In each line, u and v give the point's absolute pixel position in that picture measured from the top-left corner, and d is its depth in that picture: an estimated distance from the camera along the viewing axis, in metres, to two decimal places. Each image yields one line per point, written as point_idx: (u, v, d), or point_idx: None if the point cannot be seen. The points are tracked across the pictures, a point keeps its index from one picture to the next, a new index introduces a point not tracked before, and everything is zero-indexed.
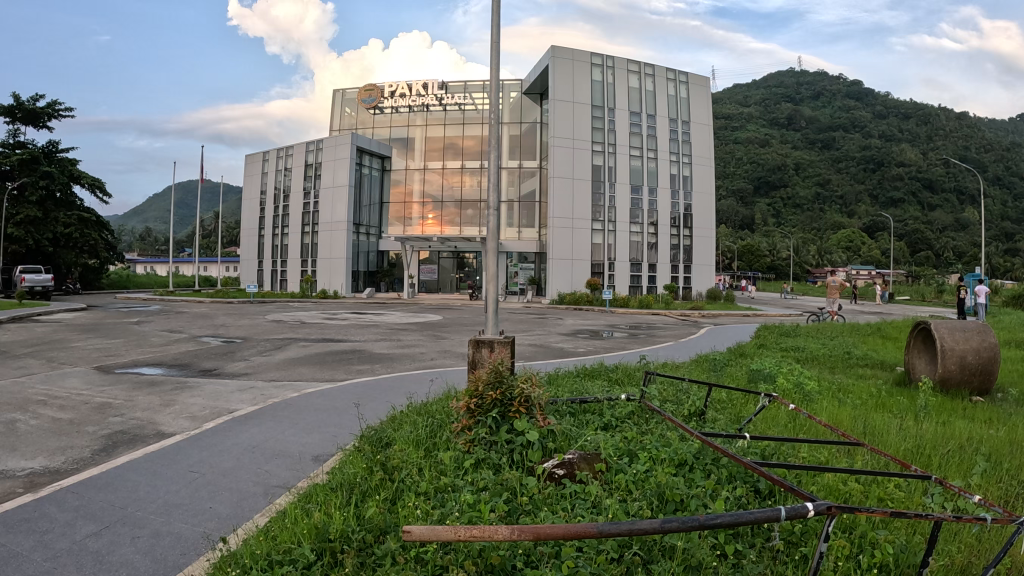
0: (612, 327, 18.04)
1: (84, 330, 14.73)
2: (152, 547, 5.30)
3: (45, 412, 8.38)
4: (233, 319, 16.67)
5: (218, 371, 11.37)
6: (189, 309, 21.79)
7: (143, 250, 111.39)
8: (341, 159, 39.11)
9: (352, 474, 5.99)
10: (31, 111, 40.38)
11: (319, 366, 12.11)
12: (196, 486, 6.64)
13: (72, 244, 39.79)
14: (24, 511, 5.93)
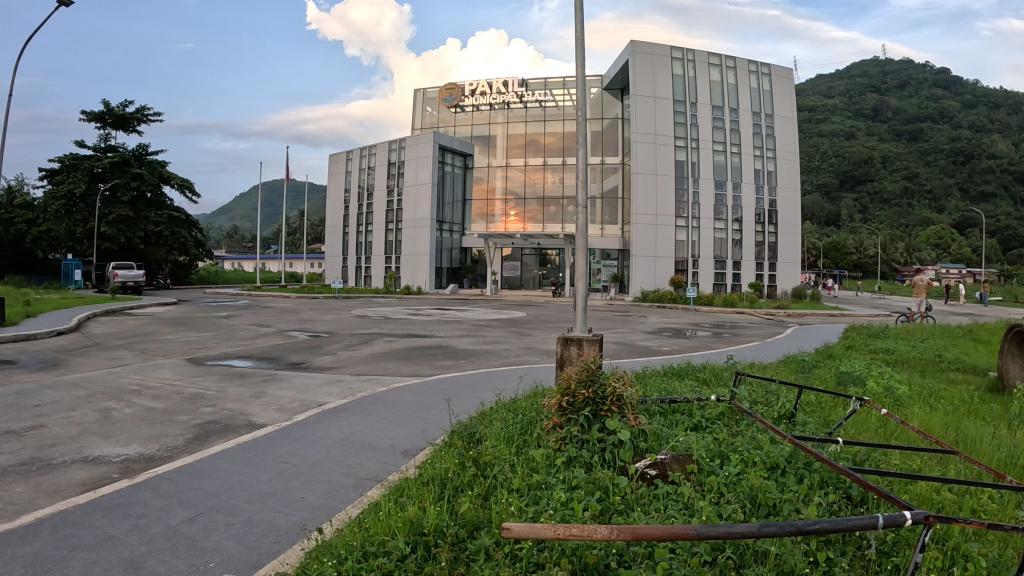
0: (696, 325, 17.65)
1: (176, 323, 15.40)
2: (245, 535, 5.50)
3: (139, 401, 8.78)
4: (319, 314, 17.15)
5: (305, 365, 11.72)
6: (274, 304, 22.52)
7: (231, 246, 115.72)
8: (424, 157, 39.72)
9: (444, 470, 6.05)
10: (121, 117, 42.26)
11: (405, 361, 12.30)
12: (287, 476, 6.86)
13: (162, 242, 41.83)
14: (122, 495, 6.23)
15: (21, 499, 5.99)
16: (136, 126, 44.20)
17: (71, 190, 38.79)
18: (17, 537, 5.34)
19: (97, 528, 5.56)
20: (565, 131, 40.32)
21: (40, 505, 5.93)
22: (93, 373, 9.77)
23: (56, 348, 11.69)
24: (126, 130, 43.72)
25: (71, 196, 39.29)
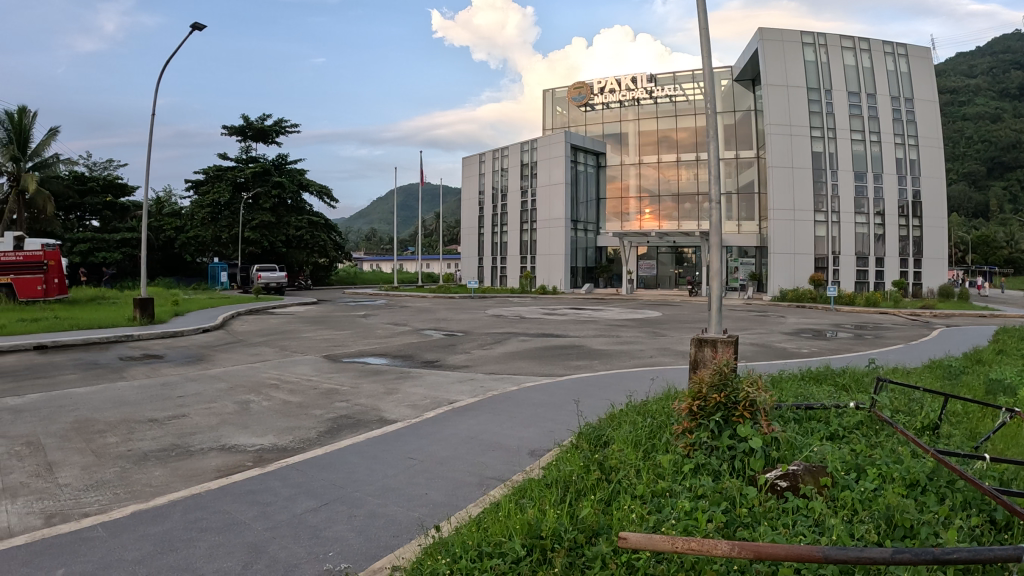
0: (834, 326, 16.70)
1: (316, 322, 16.34)
2: (367, 526, 5.10)
3: (276, 395, 9.33)
4: (455, 313, 17.52)
5: (440, 363, 12.02)
6: (410, 305, 23.21)
7: (368, 246, 120.13)
8: (556, 156, 39.38)
9: (568, 469, 5.75)
10: (261, 130, 44.25)
11: (538, 360, 12.16)
12: (413, 472, 6.53)
13: (303, 245, 43.38)
14: (251, 482, 6.04)
15: (157, 481, 5.82)
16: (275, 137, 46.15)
17: (217, 200, 41.47)
18: (151, 514, 5.12)
19: (225, 512, 5.28)
20: (697, 126, 39.04)
21: (175, 486, 5.77)
22: (234, 369, 10.43)
23: (204, 344, 12.62)
24: (267, 141, 45.47)
25: (216, 206, 41.89)
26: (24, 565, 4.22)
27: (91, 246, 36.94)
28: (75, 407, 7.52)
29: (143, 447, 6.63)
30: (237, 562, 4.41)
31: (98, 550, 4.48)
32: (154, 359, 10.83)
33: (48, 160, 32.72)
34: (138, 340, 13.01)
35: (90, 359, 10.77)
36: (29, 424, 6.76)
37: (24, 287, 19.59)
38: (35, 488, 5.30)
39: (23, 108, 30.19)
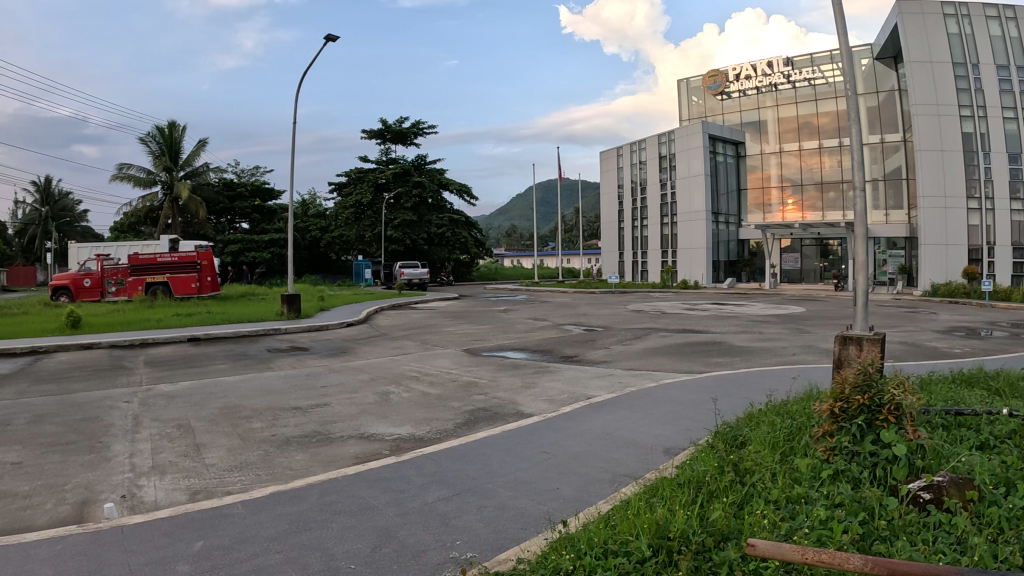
0: (996, 324, 15.35)
1: (457, 316, 16.81)
2: (500, 522, 4.36)
3: (415, 387, 9.66)
4: (595, 309, 17.44)
5: (578, 357, 11.95)
6: (550, 300, 23.22)
7: (510, 239, 120.88)
8: (694, 148, 35.38)
9: (702, 472, 4.96)
10: (399, 132, 45.13)
11: (677, 356, 11.69)
12: (545, 466, 5.81)
13: (444, 242, 43.97)
14: (385, 471, 5.56)
15: (296, 466, 5.54)
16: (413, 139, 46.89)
17: (359, 201, 42.38)
18: (287, 496, 4.67)
19: (358, 497, 4.77)
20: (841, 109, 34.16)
21: (312, 472, 5.41)
22: (376, 361, 10.98)
23: (349, 338, 13.38)
24: (406, 144, 46.26)
25: (359, 206, 42.87)
26: (166, 535, 3.81)
27: (241, 247, 39.39)
28: (225, 395, 8.17)
29: (289, 434, 6.76)
30: (366, 544, 3.85)
31: (236, 525, 4.02)
32: (301, 351, 11.62)
33: (197, 169, 34.43)
34: (284, 332, 14.05)
35: (241, 351, 11.70)
36: (184, 408, 7.37)
37: (180, 285, 21.53)
38: (181, 466, 5.24)
39: (171, 120, 32.42)
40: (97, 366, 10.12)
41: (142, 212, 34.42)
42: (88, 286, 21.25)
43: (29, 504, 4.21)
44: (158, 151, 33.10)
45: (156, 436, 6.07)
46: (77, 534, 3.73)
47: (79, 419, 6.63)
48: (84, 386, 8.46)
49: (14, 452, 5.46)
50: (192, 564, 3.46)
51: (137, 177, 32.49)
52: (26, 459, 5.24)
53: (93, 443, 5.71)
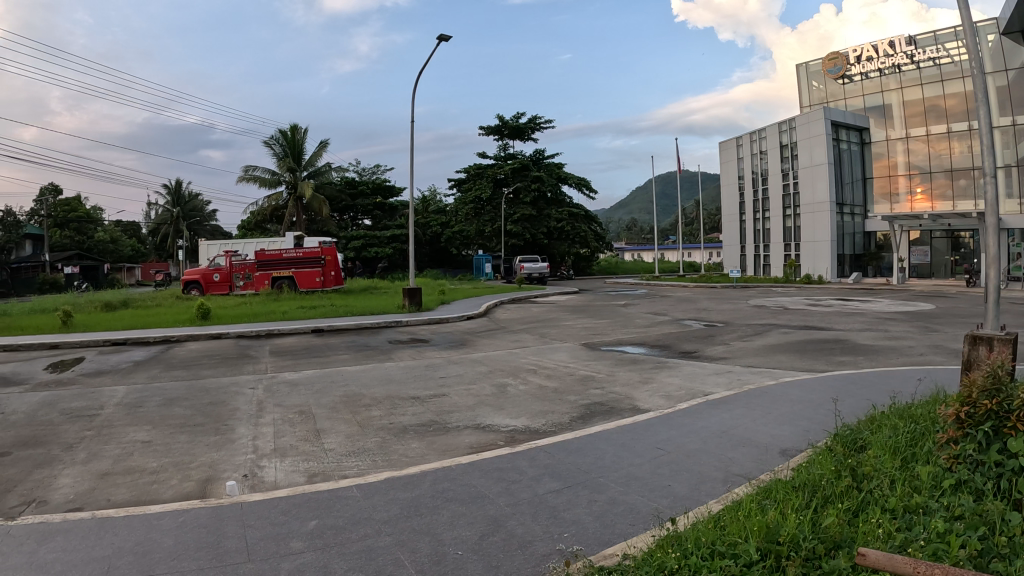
0: None
1: (576, 311, 16.79)
2: (621, 525, 3.48)
3: (532, 379, 9.33)
4: (715, 304, 17.07)
5: (697, 353, 11.37)
6: (672, 295, 22.79)
7: (632, 232, 119.13)
8: (816, 135, 33.49)
9: (817, 476, 3.92)
10: (516, 128, 45.36)
11: (800, 353, 11.15)
12: (660, 462, 4.52)
13: (564, 236, 44.31)
14: (497, 461, 4.63)
15: (412, 454, 5.14)
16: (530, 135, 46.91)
17: (478, 196, 43.05)
18: (401, 482, 4.21)
19: (466, 485, 4.14)
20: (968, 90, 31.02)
21: (428, 460, 4.91)
22: (495, 355, 11.01)
23: (469, 331, 13.67)
24: (524, 139, 46.47)
25: (479, 202, 43.48)
26: (284, 514, 3.72)
27: (364, 242, 40.94)
28: (347, 384, 8.46)
29: (403, 424, 6.25)
30: (475, 532, 3.43)
31: (352, 507, 3.81)
32: (422, 343, 11.98)
33: (320, 169, 35.95)
34: (405, 324, 14.56)
35: (363, 342, 12.15)
36: (308, 395, 7.68)
37: (304, 279, 22.50)
38: (301, 450, 5.30)
39: (293, 123, 34.03)
40: (226, 355, 10.82)
41: (268, 210, 36.18)
42: (217, 281, 22.99)
43: (158, 479, 4.60)
44: (280, 153, 34.70)
45: (278, 421, 6.31)
46: (199, 509, 3.84)
47: (207, 403, 7.15)
48: (213, 372, 9.14)
49: (148, 431, 5.98)
50: (306, 541, 3.35)
51: (263, 178, 34.27)
52: (156, 438, 5.71)
53: (219, 426, 6.13)
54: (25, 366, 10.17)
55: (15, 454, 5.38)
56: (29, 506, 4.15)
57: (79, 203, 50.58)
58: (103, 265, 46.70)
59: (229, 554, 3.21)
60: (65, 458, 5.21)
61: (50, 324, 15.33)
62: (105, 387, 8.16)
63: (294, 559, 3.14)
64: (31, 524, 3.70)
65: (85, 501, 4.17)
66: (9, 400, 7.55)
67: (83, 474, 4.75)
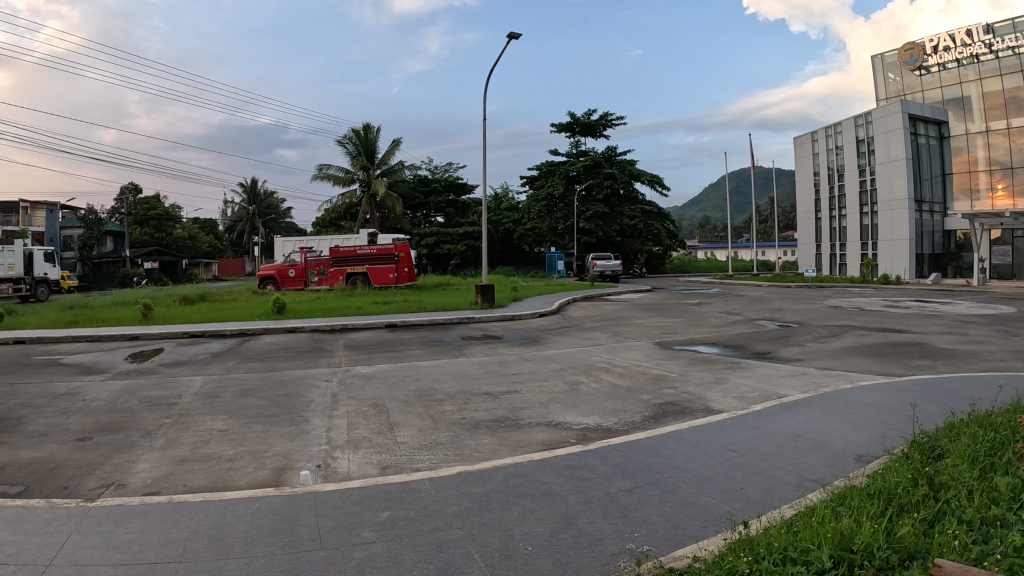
0: None
1: (648, 309, 16.59)
2: (692, 527, 3.41)
3: (606, 377, 8.29)
4: (789, 304, 16.67)
5: (772, 354, 10.41)
6: (747, 293, 22.32)
7: (703, 232, 116.55)
8: (893, 129, 32.43)
9: (893, 483, 3.77)
10: (587, 125, 45.07)
11: (879, 354, 10.72)
12: (732, 465, 4.42)
13: (637, 234, 43.16)
14: (568, 458, 4.60)
15: (483, 448, 5.10)
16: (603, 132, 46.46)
17: (551, 194, 42.93)
18: (473, 476, 4.22)
19: (535, 481, 4.12)
20: None
21: (500, 455, 4.89)
22: (567, 351, 10.88)
23: (542, 327, 13.64)
24: (596, 137, 46.12)
25: (551, 198, 43.50)
26: (355, 504, 3.77)
27: (437, 239, 41.54)
28: (420, 377, 8.43)
29: (476, 417, 6.22)
30: (544, 528, 3.41)
31: (423, 500, 3.83)
32: (494, 340, 12.00)
33: (392, 167, 36.24)
34: (477, 321, 14.61)
35: (435, 338, 12.22)
36: (380, 388, 7.74)
37: (378, 276, 22.87)
38: (374, 442, 5.34)
39: (366, 123, 34.53)
40: (301, 348, 11.04)
41: (342, 208, 36.91)
42: (292, 275, 23.51)
43: (234, 466, 4.71)
44: (354, 151, 35.39)
45: (351, 414, 6.38)
46: (273, 497, 3.91)
47: (282, 394, 7.30)
48: (288, 365, 9.33)
49: (225, 420, 6.13)
50: (377, 532, 3.38)
51: (336, 176, 34.95)
52: (232, 427, 5.85)
53: (294, 417, 6.25)
54: (108, 356, 10.57)
55: (97, 439, 5.58)
56: (108, 488, 4.30)
57: (157, 201, 52.29)
58: (182, 261, 47.55)
59: (302, 541, 3.26)
60: (145, 444, 5.38)
61: (133, 316, 15.90)
62: (184, 377, 8.43)
63: (365, 549, 3.18)
64: (112, 506, 3.83)
65: (162, 485, 4.30)
66: (92, 387, 7.84)
67: (161, 459, 4.91)
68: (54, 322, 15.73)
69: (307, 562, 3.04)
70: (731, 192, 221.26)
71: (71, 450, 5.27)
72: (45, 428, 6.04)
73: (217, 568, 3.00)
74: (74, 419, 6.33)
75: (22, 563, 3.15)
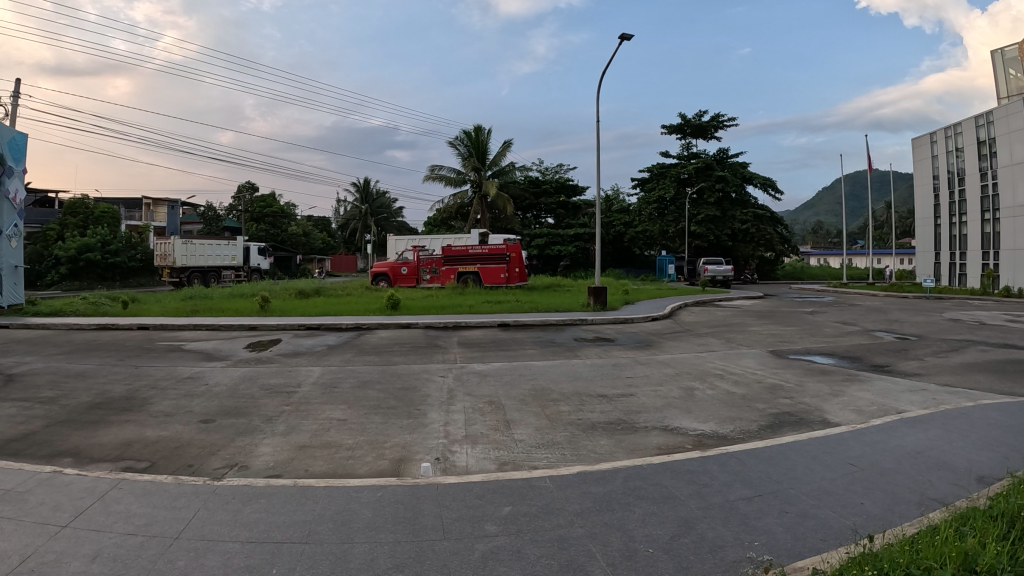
0: None
1: (761, 317, 16.17)
2: (814, 539, 3.32)
3: (720, 385, 8.10)
4: (908, 316, 15.91)
5: (891, 367, 9.97)
6: (861, 303, 21.49)
7: (815, 240, 111.97)
8: (1016, 130, 30.50)
9: (1019, 504, 3.56)
10: (698, 127, 44.21)
11: (1006, 370, 10.06)
12: (852, 480, 4.27)
13: (749, 238, 41.58)
14: (686, 464, 4.55)
15: (601, 450, 5.09)
16: (713, 134, 45.54)
17: (662, 196, 42.70)
18: (592, 476, 4.24)
19: (653, 485, 4.10)
20: None
21: (619, 457, 4.88)
22: (679, 355, 10.69)
23: (653, 332, 13.50)
24: (707, 138, 45.22)
25: (662, 201, 43.32)
26: (477, 497, 3.84)
27: (548, 240, 41.52)
28: (534, 376, 8.49)
29: (592, 417, 6.23)
30: (664, 532, 3.40)
31: (544, 497, 3.87)
32: (606, 342, 11.96)
33: (504, 168, 36.50)
34: (590, 323, 14.63)
35: (548, 339, 12.30)
36: (496, 386, 7.80)
37: (489, 276, 23.00)
38: (492, 438, 5.42)
39: (476, 124, 34.96)
40: (415, 344, 11.33)
41: (453, 209, 37.40)
42: (405, 273, 24.36)
43: (354, 455, 4.89)
44: (465, 153, 35.91)
45: (467, 409, 6.49)
46: (396, 487, 4.04)
47: (400, 388, 7.51)
48: (404, 359, 9.58)
49: (344, 410, 6.36)
50: (498, 526, 3.44)
51: (448, 176, 35.52)
52: (351, 417, 6.07)
53: (412, 410, 6.43)
54: (229, 344, 11.10)
55: (220, 421, 5.89)
56: (232, 469, 4.54)
57: (273, 199, 54.49)
58: (295, 257, 48.79)
59: (425, 531, 3.36)
60: (266, 429, 5.64)
61: (250, 308, 16.65)
62: (302, 367, 8.80)
63: (488, 541, 3.24)
64: (238, 485, 4.04)
65: (284, 469, 4.51)
66: (215, 373, 8.27)
67: (283, 445, 5.13)
68: (177, 310, 16.61)
69: (431, 551, 3.12)
70: (842, 196, 212.43)
71: (197, 430, 5.58)
72: (171, 409, 6.40)
73: (343, 550, 3.13)
74: (197, 402, 6.69)
75: (153, 535, 3.36)
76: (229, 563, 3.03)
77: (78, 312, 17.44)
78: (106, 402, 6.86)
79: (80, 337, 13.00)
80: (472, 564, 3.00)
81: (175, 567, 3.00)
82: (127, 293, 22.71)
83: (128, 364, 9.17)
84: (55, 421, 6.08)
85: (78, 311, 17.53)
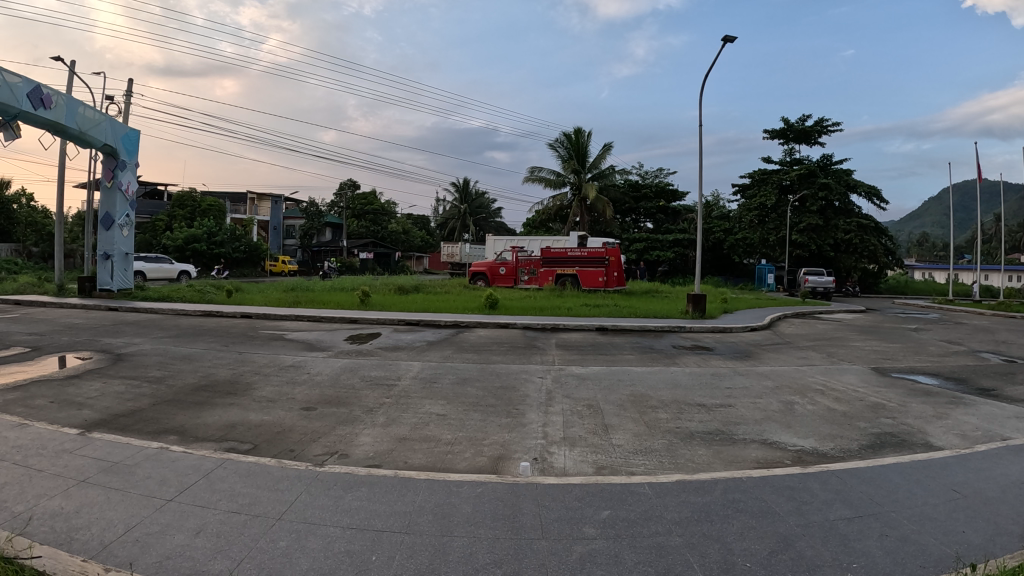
0: None
1: (864, 332, 15.53)
2: (913, 565, 3.20)
3: (823, 401, 7.83)
4: (1019, 337, 15.00)
5: (999, 391, 9.50)
6: (971, 322, 20.40)
7: (920, 254, 106.48)
8: None
9: None
10: (802, 132, 42.92)
11: None
12: (957, 507, 4.08)
13: (852, 249, 39.91)
14: (787, 479, 4.45)
15: (699, 460, 5.02)
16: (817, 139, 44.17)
17: (763, 203, 41.68)
18: (692, 486, 4.20)
19: (755, 499, 4.02)
20: None
21: (717, 468, 4.80)
22: (780, 368, 10.43)
23: (753, 342, 13.26)
24: (810, 143, 43.76)
25: (764, 208, 42.18)
26: (577, 500, 3.87)
27: (646, 245, 41.00)
28: (633, 382, 8.41)
29: (690, 427, 6.16)
30: (764, 547, 3.34)
31: (643, 503, 3.86)
32: (705, 351, 11.80)
33: (604, 171, 36.43)
34: (687, 330, 14.44)
35: (647, 345, 12.21)
36: (595, 390, 7.75)
37: (588, 278, 22.89)
38: (590, 441, 5.45)
39: (577, 127, 34.90)
40: (513, 343, 11.45)
41: (552, 210, 37.42)
42: (503, 273, 24.72)
43: (452, 450, 4.99)
44: (565, 155, 35.99)
45: (565, 411, 6.53)
46: (496, 484, 4.09)
47: (497, 386, 7.61)
48: (501, 358, 9.73)
49: (443, 406, 6.49)
50: (598, 529, 3.46)
51: (548, 178, 35.63)
52: (450, 413, 6.20)
53: (510, 409, 6.51)
54: (329, 336, 11.48)
55: (320, 410, 6.11)
56: (332, 456, 4.72)
57: (375, 196, 56.22)
58: (393, 253, 52.20)
59: (525, 530, 3.40)
60: (366, 419, 5.83)
61: (350, 301, 17.23)
62: (401, 361, 9.02)
63: (586, 544, 3.26)
64: (340, 474, 4.17)
65: (383, 460, 4.65)
66: (317, 362, 8.58)
67: (383, 436, 5.29)
68: (281, 301, 17.30)
69: (530, 550, 3.16)
70: (950, 206, 202.48)
71: (299, 417, 5.81)
72: (274, 395, 6.69)
73: (442, 543, 3.20)
74: (299, 389, 6.96)
75: (254, 514, 3.52)
76: (330, 547, 3.15)
77: (186, 299, 18.41)
78: (212, 385, 7.19)
79: (187, 322, 13.67)
80: (570, 565, 3.04)
81: (279, 547, 3.14)
82: (231, 282, 23.66)
83: (234, 350, 9.61)
84: (162, 401, 6.44)
85: (186, 297, 18.52)
